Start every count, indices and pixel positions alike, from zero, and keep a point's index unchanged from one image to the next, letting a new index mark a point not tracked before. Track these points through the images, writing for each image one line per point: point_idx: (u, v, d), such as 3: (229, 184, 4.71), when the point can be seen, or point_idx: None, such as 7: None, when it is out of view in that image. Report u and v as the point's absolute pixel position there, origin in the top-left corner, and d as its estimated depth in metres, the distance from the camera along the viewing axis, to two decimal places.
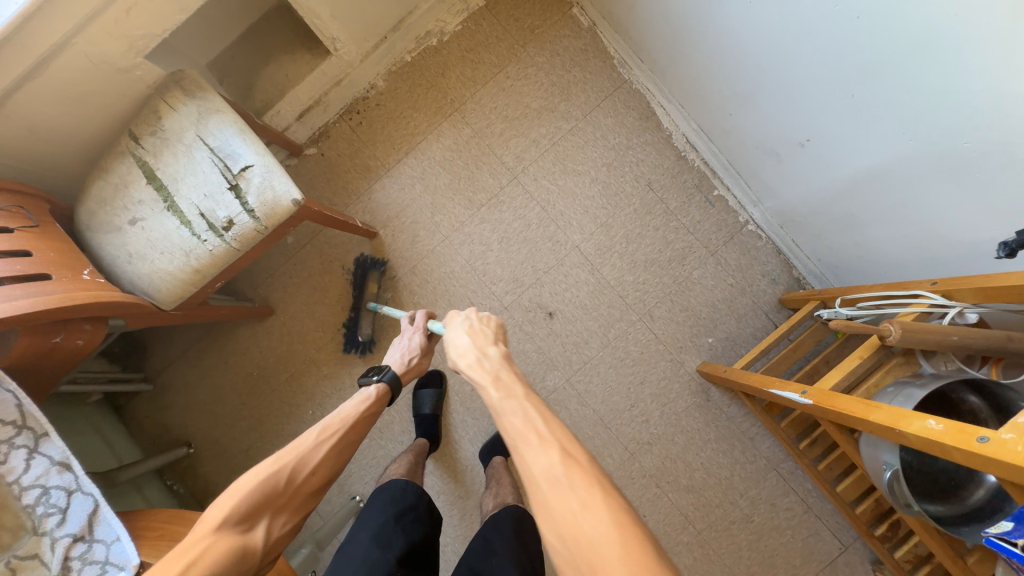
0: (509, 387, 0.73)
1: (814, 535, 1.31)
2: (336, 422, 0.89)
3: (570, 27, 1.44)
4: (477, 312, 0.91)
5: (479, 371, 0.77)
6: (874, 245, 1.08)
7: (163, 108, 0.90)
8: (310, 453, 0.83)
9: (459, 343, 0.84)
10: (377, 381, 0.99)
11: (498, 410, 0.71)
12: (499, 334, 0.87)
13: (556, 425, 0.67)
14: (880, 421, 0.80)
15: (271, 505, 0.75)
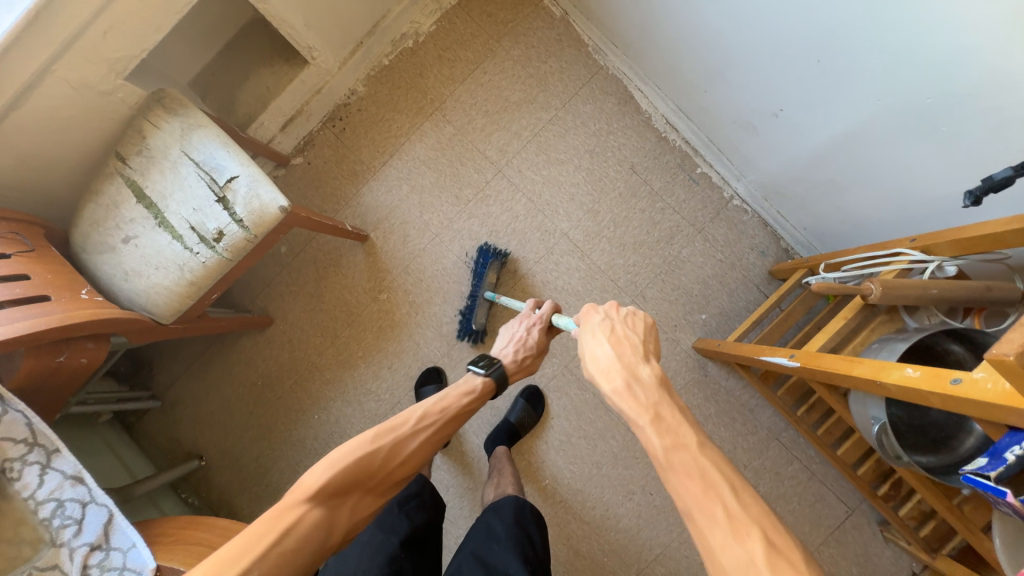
0: (676, 433, 0.57)
1: (819, 501, 1.25)
2: (433, 408, 0.78)
3: (543, 18, 1.38)
4: (627, 311, 0.74)
5: (632, 403, 0.61)
6: (858, 210, 1.02)
7: (151, 128, 0.95)
8: (409, 438, 0.73)
9: (602, 358, 0.67)
10: (485, 376, 0.87)
11: (661, 465, 0.56)
12: (649, 341, 0.69)
13: (749, 495, 0.53)
14: (862, 375, 0.67)
15: (361, 485, 0.67)
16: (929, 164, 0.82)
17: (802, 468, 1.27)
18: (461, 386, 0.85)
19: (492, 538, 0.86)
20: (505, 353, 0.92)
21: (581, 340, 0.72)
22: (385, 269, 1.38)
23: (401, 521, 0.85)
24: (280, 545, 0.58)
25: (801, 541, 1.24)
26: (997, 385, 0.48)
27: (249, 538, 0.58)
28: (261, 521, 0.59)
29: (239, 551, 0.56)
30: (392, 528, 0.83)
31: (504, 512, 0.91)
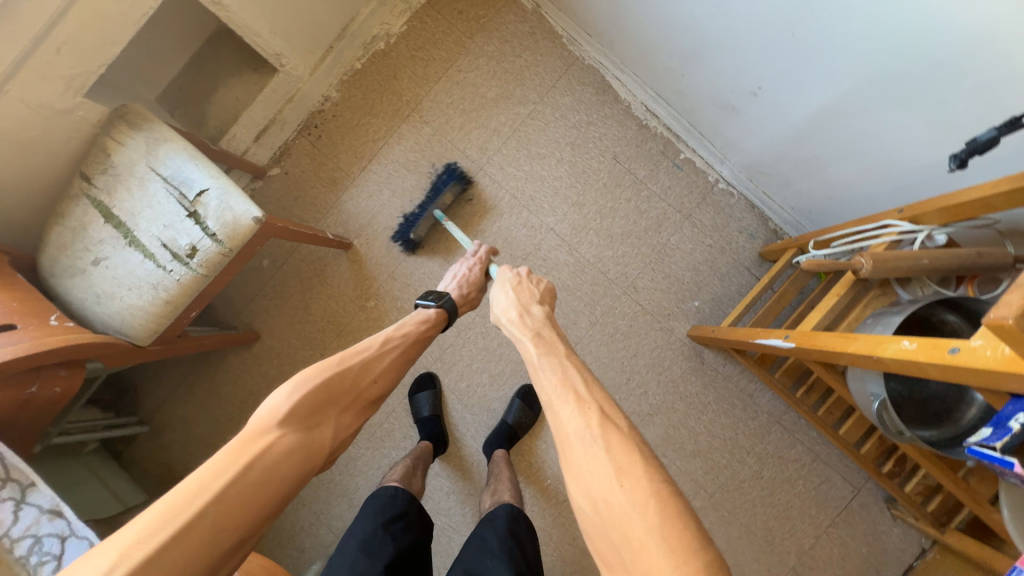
0: (550, 343, 0.72)
1: (825, 482, 1.23)
2: (394, 334, 0.84)
3: (515, 12, 1.36)
4: (530, 270, 0.89)
5: (519, 326, 0.76)
6: (843, 185, 1.00)
7: (114, 144, 0.92)
8: (373, 361, 0.79)
9: (502, 298, 0.82)
10: (437, 307, 0.93)
11: (533, 367, 0.69)
12: (546, 296, 0.85)
13: (596, 387, 0.64)
14: (857, 351, 0.66)
15: (336, 404, 0.72)
16: (913, 133, 0.80)
17: (806, 450, 1.25)
18: (416, 316, 0.91)
19: (485, 553, 0.83)
20: (448, 288, 0.99)
21: (492, 289, 0.86)
22: (370, 276, 1.35)
23: (385, 545, 0.80)
24: (254, 465, 0.59)
25: (808, 524, 1.23)
26: (996, 351, 0.47)
27: (223, 462, 0.58)
28: (229, 451, 0.60)
29: (206, 480, 0.55)
30: (377, 551, 0.79)
31: (498, 523, 0.89)
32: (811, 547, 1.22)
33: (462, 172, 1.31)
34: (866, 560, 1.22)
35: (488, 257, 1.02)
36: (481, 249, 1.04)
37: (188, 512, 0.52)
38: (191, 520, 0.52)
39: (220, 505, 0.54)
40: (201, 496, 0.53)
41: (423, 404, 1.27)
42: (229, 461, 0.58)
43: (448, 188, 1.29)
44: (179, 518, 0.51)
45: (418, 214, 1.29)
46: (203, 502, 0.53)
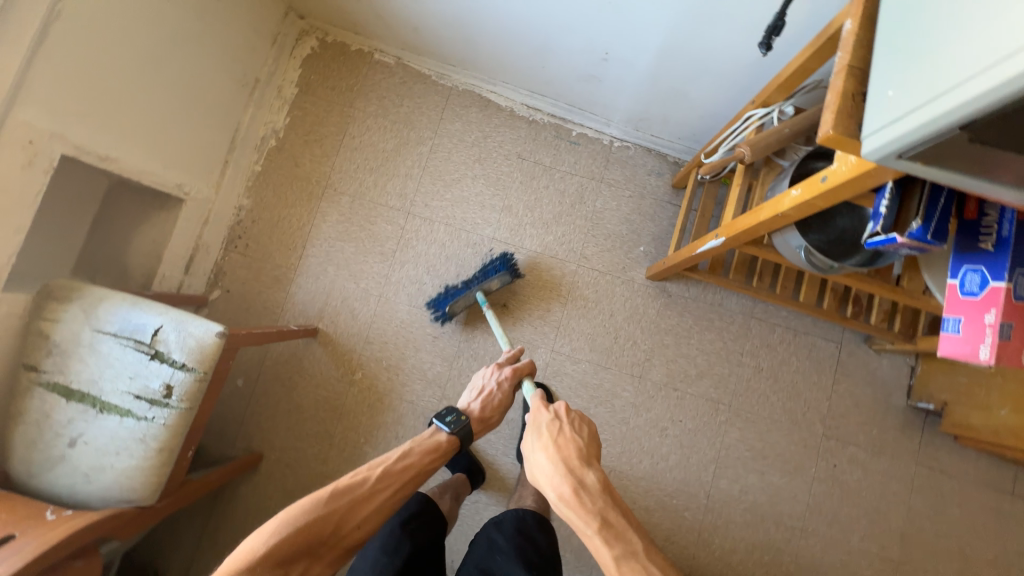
0: (624, 536, 0.71)
1: (813, 349, 1.36)
2: (396, 466, 0.84)
3: (380, 70, 1.46)
4: (567, 414, 0.84)
5: (581, 512, 0.72)
6: (705, 102, 1.17)
7: (46, 323, 0.90)
8: (366, 500, 0.79)
9: (549, 469, 0.77)
10: (450, 433, 0.94)
11: (613, 574, 0.68)
12: (591, 445, 0.81)
13: None
14: (766, 215, 0.77)
15: (312, 551, 0.73)
16: (732, 40, 0.97)
17: (786, 330, 1.37)
18: (426, 442, 0.91)
19: (493, 549, 0.92)
20: (472, 404, 1.02)
21: (530, 448, 0.80)
22: (347, 351, 1.36)
23: (404, 540, 0.88)
24: None
25: (816, 390, 1.35)
26: (846, 162, 0.57)
27: None
28: None
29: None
30: (397, 546, 0.87)
31: (505, 524, 0.97)
32: (828, 409, 1.34)
33: (511, 260, 1.36)
34: (875, 399, 1.34)
35: (520, 373, 1.04)
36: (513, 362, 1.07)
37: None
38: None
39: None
40: None
41: None
42: None
43: (496, 275, 1.32)
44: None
45: (459, 289, 1.34)
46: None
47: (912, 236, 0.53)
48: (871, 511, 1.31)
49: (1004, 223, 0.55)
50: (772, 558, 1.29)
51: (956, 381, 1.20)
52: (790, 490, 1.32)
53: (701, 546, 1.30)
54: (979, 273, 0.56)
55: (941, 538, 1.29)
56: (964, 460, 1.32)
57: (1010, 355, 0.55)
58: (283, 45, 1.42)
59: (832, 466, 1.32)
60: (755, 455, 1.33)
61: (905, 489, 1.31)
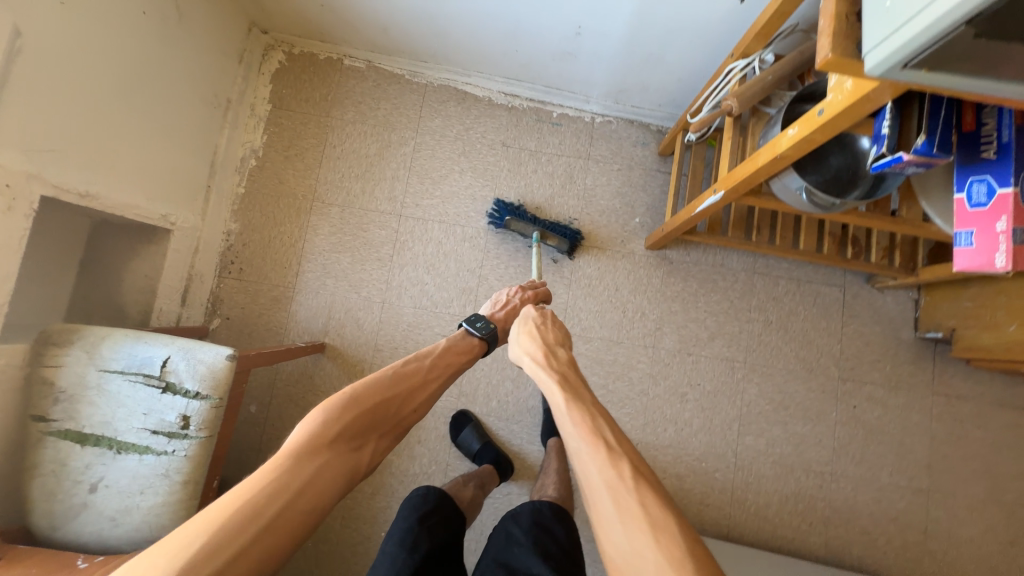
0: (577, 386, 0.74)
1: (818, 296, 1.37)
2: (440, 360, 0.86)
3: (352, 76, 1.44)
4: (552, 312, 0.92)
5: (545, 366, 0.78)
6: (682, 64, 1.17)
7: (48, 371, 0.87)
8: (420, 386, 0.81)
9: (527, 343, 0.84)
10: (479, 338, 0.93)
11: (560, 411, 0.70)
12: (563, 335, 0.87)
13: (627, 443, 0.65)
14: (764, 160, 0.77)
15: (377, 428, 0.74)
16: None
17: (789, 281, 1.38)
18: (460, 340, 0.92)
19: (511, 543, 0.88)
20: (495, 313, 0.99)
21: (512, 330, 0.89)
22: (358, 361, 1.35)
23: (422, 536, 0.84)
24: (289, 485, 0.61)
25: (826, 336, 1.36)
26: (842, 89, 0.57)
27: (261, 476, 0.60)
28: (273, 467, 0.62)
29: (261, 500, 0.58)
30: (415, 541, 0.83)
31: (522, 516, 0.93)
32: (840, 352, 1.36)
33: (576, 240, 1.38)
34: (884, 337, 1.36)
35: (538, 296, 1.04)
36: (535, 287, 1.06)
37: (242, 543, 0.54)
38: (242, 552, 0.54)
39: (274, 532, 0.57)
40: (254, 517, 0.56)
41: (470, 441, 1.27)
42: (273, 480, 0.60)
43: (558, 235, 1.35)
44: (246, 536, 0.55)
45: (524, 215, 1.37)
46: (264, 525, 0.56)
47: (918, 152, 0.54)
48: (896, 446, 1.32)
49: (1004, 128, 0.56)
50: (806, 506, 1.30)
51: (961, 307, 1.22)
52: (815, 436, 1.33)
53: (736, 504, 1.30)
54: (985, 182, 0.57)
55: (965, 462, 1.32)
56: (978, 384, 1.34)
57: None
58: (250, 62, 1.39)
59: (852, 407, 1.34)
60: (777, 408, 1.34)
61: (926, 420, 1.33)
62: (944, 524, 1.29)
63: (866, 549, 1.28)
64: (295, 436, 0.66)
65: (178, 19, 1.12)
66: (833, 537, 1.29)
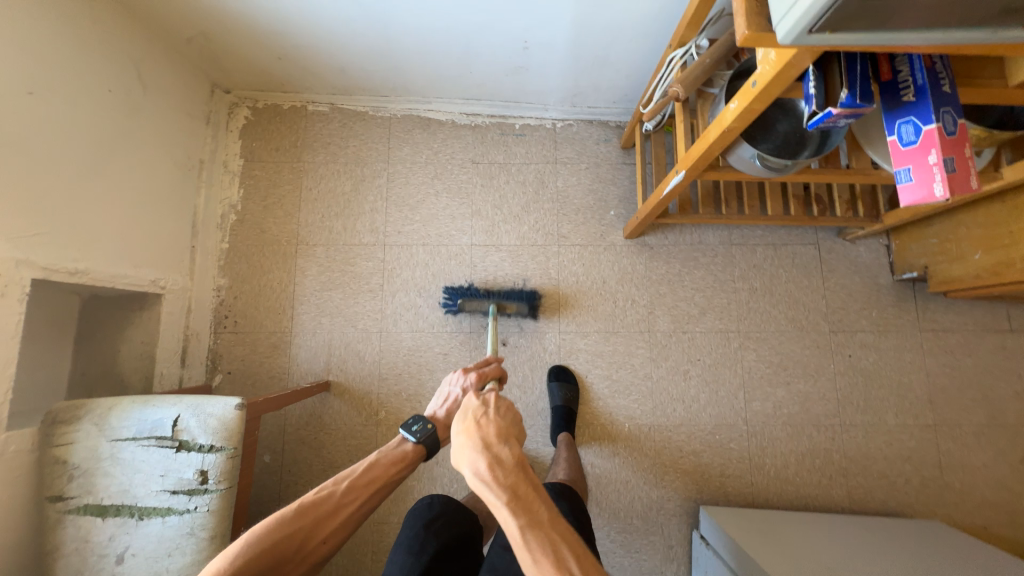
0: (531, 506, 0.66)
1: (795, 257, 1.43)
2: (363, 478, 0.83)
3: (318, 120, 1.50)
4: (496, 396, 0.77)
5: (494, 487, 0.66)
6: (627, 60, 1.24)
7: (61, 449, 0.87)
8: (336, 513, 0.78)
9: (466, 449, 0.69)
10: (416, 443, 0.92)
11: (516, 542, 0.64)
12: (510, 423, 0.74)
13: (588, 561, 0.64)
14: (713, 135, 0.82)
15: (282, 567, 0.72)
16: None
17: (766, 247, 1.44)
18: (393, 453, 0.89)
19: None
20: (437, 412, 1.00)
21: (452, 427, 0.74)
22: (364, 394, 1.36)
23: (429, 539, 0.86)
24: None
25: (810, 293, 1.42)
26: (768, 59, 0.62)
27: None
28: None
29: None
30: (422, 545, 0.85)
31: None
32: (827, 306, 1.41)
33: (536, 300, 1.39)
34: (864, 284, 1.42)
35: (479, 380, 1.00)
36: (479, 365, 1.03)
37: None
38: None
39: None
40: None
41: None
42: None
43: (516, 300, 1.37)
44: None
45: (476, 293, 1.38)
46: None
47: (844, 105, 0.59)
48: (896, 388, 1.37)
49: (917, 72, 0.61)
50: (823, 460, 1.33)
51: (928, 245, 1.29)
52: (819, 392, 1.37)
53: (756, 470, 1.33)
54: (911, 122, 0.62)
55: (963, 391, 1.36)
56: (960, 314, 1.40)
57: (962, 185, 0.60)
58: (217, 122, 1.44)
59: (848, 356, 1.38)
60: (777, 370, 1.38)
61: (919, 357, 1.38)
62: (955, 455, 1.33)
63: (887, 492, 1.31)
64: None
65: (142, 91, 1.16)
66: (855, 486, 1.32)
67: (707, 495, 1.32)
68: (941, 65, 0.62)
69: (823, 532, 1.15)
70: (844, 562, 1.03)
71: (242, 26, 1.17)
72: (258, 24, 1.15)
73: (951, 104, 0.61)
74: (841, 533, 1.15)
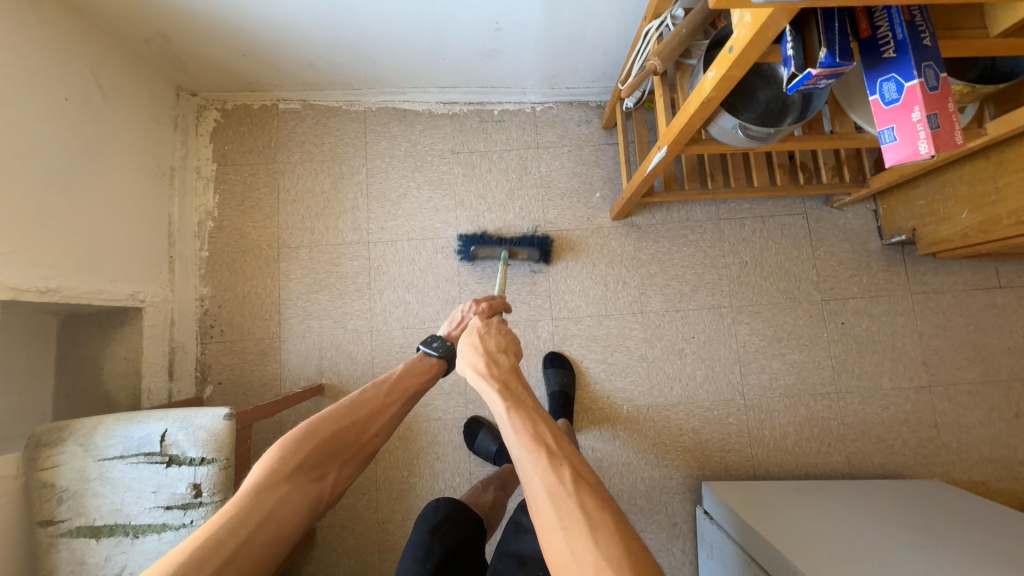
0: (518, 393, 0.69)
1: (784, 229, 1.42)
2: (398, 383, 0.85)
3: (290, 118, 1.45)
4: (500, 320, 0.86)
5: (484, 375, 0.72)
6: (603, 36, 1.20)
7: (47, 473, 0.85)
8: (380, 410, 0.80)
9: (466, 350, 0.78)
10: (439, 355, 0.92)
11: (501, 420, 0.66)
12: (510, 340, 0.81)
13: (570, 446, 0.63)
14: (693, 107, 0.80)
15: (339, 456, 0.73)
16: None
17: (754, 220, 1.43)
18: (419, 363, 0.91)
19: (520, 531, 0.93)
20: (451, 332, 0.97)
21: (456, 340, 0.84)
22: None
23: (434, 545, 0.85)
24: (248, 520, 0.60)
25: (800, 264, 1.41)
26: (744, 23, 0.60)
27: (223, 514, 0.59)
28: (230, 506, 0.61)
29: (221, 540, 0.57)
30: (428, 551, 0.84)
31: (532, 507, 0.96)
32: (817, 275, 1.40)
33: (547, 245, 1.39)
34: (853, 251, 1.41)
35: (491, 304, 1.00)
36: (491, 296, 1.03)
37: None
38: None
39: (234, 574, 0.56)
40: (216, 553, 0.56)
41: (487, 446, 1.28)
42: (235, 516, 0.60)
43: (527, 247, 1.37)
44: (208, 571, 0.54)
45: (489, 241, 1.39)
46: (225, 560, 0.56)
47: (823, 66, 0.57)
48: (889, 352, 1.37)
49: (896, 26, 0.59)
50: (821, 429, 1.34)
51: (916, 207, 1.28)
52: (814, 361, 1.37)
53: (755, 443, 1.33)
54: (892, 80, 0.60)
55: (955, 351, 1.37)
56: (949, 276, 1.40)
57: (946, 141, 0.59)
58: (185, 127, 1.39)
59: (840, 324, 1.38)
60: (772, 342, 1.38)
61: (911, 320, 1.38)
62: (950, 415, 1.34)
63: (885, 456, 1.32)
64: (255, 474, 0.65)
65: (102, 97, 1.11)
66: (853, 452, 1.33)
67: (709, 471, 1.32)
68: (920, 18, 0.59)
69: (825, 499, 1.16)
70: (847, 527, 1.04)
71: (200, 24, 1.12)
72: (217, 20, 1.11)
73: (932, 58, 0.59)
74: (841, 499, 1.16)
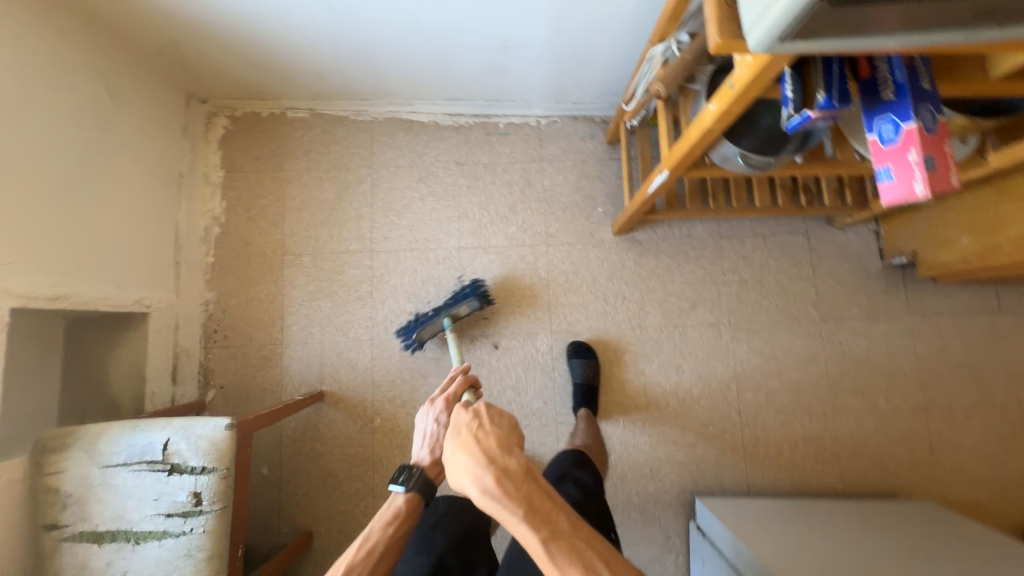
0: (550, 517, 0.68)
1: (784, 249, 1.43)
2: (358, 555, 0.81)
3: (297, 127, 1.47)
4: (487, 407, 0.78)
5: (504, 498, 0.67)
6: (608, 54, 1.21)
7: (52, 478, 0.87)
8: None
9: (468, 465, 0.70)
10: (409, 492, 0.90)
11: (541, 557, 0.65)
12: (510, 435, 0.75)
13: (619, 560, 0.66)
14: (694, 135, 0.81)
15: None
16: None
17: (755, 238, 1.43)
18: (389, 512, 0.88)
19: None
20: (422, 454, 0.96)
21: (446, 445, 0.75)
22: (358, 403, 1.36)
23: (437, 539, 0.91)
24: None
25: (800, 283, 1.41)
26: (744, 63, 0.61)
27: None
28: None
29: None
30: (431, 543, 0.90)
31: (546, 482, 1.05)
32: (817, 295, 1.41)
33: (481, 289, 1.34)
34: (854, 272, 1.42)
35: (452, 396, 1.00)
36: (447, 388, 1.01)
37: None
38: None
39: None
40: None
41: None
42: None
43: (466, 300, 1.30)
44: None
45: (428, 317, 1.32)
46: None
47: (821, 108, 0.58)
48: (887, 373, 1.37)
49: (895, 69, 0.60)
50: (816, 448, 1.35)
51: (917, 230, 1.29)
52: (811, 380, 1.37)
53: (750, 460, 1.34)
54: (890, 120, 0.61)
55: (954, 373, 1.37)
56: (949, 298, 1.40)
57: (942, 183, 0.60)
58: (194, 133, 1.41)
59: (838, 344, 1.39)
60: (769, 360, 1.38)
61: (909, 342, 1.39)
62: (947, 437, 1.34)
63: (879, 476, 1.33)
64: None
65: (113, 105, 1.14)
66: (848, 471, 1.33)
67: (703, 486, 1.34)
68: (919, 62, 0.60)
69: (817, 518, 1.17)
70: (839, 546, 1.04)
71: (211, 35, 1.14)
72: (228, 31, 1.12)
73: (929, 102, 0.60)
74: (834, 518, 1.17)
